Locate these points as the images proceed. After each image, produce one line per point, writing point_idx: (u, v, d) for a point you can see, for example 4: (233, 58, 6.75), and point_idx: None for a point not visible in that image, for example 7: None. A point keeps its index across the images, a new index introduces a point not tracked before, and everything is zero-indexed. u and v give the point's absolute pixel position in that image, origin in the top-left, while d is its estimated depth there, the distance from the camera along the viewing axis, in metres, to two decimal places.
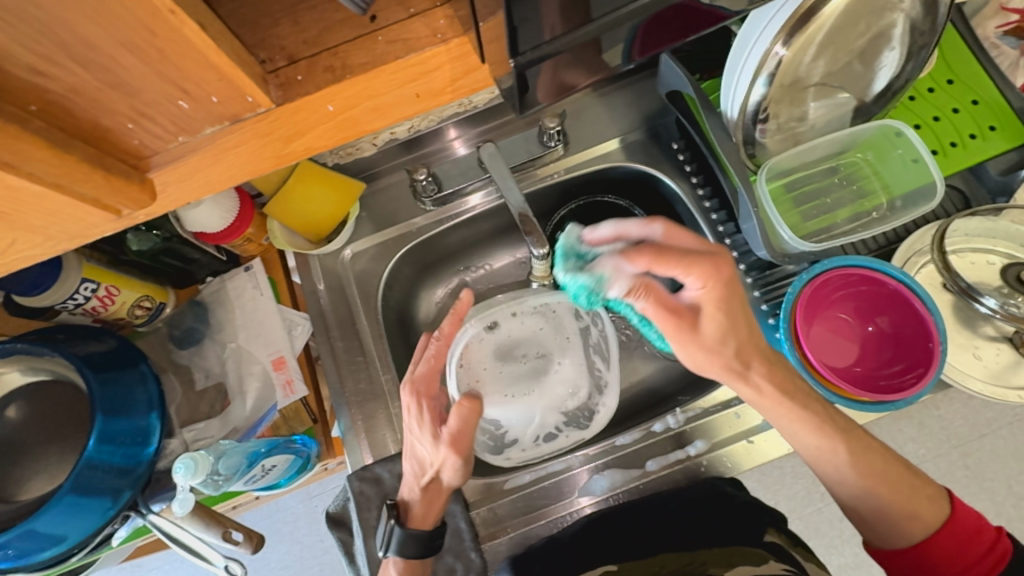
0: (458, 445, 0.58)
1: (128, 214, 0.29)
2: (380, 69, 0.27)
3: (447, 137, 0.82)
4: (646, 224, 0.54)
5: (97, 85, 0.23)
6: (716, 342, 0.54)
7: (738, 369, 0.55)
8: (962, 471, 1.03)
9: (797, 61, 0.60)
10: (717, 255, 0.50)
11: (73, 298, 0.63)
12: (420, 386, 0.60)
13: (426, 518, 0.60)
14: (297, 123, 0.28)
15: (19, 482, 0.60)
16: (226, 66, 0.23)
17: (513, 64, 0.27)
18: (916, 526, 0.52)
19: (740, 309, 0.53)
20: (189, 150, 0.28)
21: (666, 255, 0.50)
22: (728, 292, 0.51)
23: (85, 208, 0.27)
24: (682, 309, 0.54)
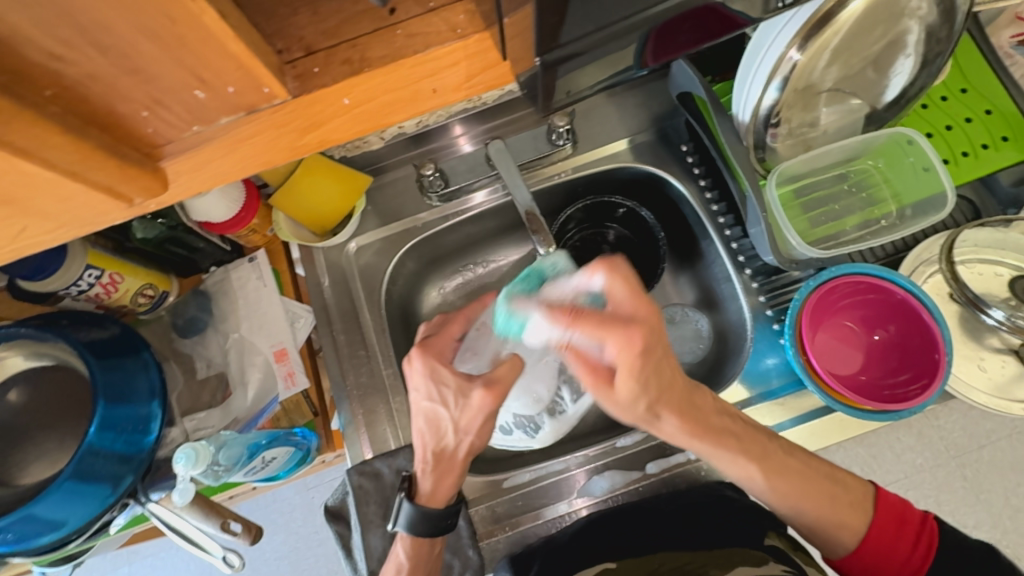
0: (492, 393, 0.54)
1: (140, 203, 0.29)
2: (398, 63, 0.26)
3: (453, 134, 0.82)
4: (590, 275, 0.51)
5: (114, 72, 0.23)
6: (630, 402, 0.50)
7: (648, 419, 0.52)
8: (960, 482, 1.03)
9: (811, 66, 0.60)
10: (635, 323, 0.46)
11: (77, 284, 0.62)
12: (431, 349, 0.58)
13: (436, 496, 0.58)
14: (312, 115, 0.27)
15: (19, 467, 0.60)
16: (244, 56, 0.23)
17: (539, 60, 0.27)
18: (847, 533, 0.55)
19: (655, 372, 0.48)
20: (204, 140, 0.28)
21: (581, 316, 0.47)
22: (643, 361, 0.46)
23: (99, 196, 0.27)
24: (603, 375, 0.49)
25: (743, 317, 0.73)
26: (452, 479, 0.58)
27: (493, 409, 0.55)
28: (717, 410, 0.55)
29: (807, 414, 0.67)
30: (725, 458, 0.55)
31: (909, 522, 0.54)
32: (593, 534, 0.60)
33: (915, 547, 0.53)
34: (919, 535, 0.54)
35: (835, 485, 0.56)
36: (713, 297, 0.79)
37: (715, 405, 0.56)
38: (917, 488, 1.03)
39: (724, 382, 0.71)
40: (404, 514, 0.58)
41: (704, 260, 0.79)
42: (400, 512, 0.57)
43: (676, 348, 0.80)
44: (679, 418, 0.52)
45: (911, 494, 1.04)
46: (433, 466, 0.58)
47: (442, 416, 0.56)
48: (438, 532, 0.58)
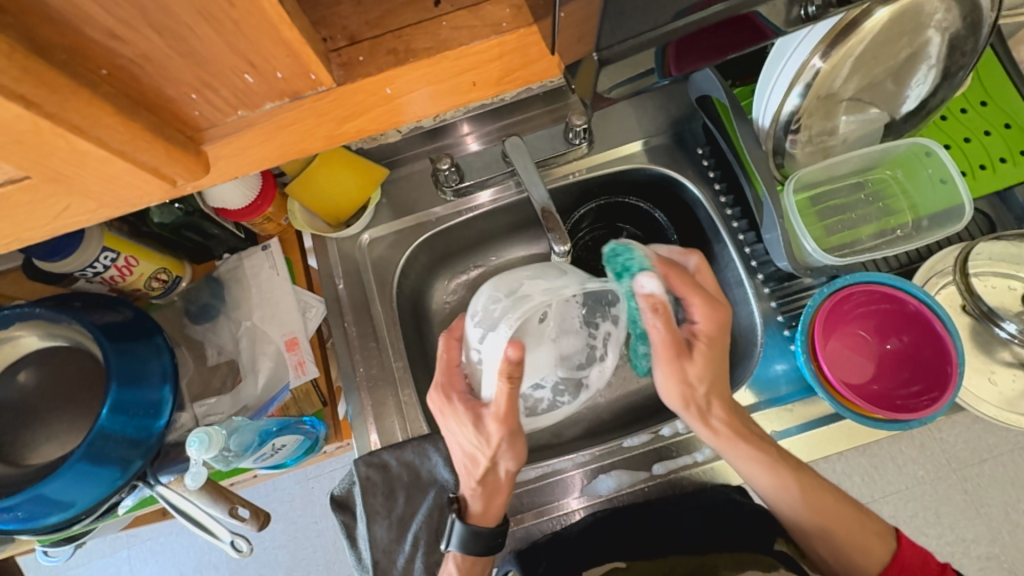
0: (503, 424, 0.54)
1: (179, 185, 0.29)
2: (442, 55, 0.26)
3: (460, 133, 0.82)
4: (659, 265, 0.56)
5: (169, 54, 0.23)
6: (693, 384, 0.56)
7: (699, 407, 0.58)
8: (960, 495, 1.03)
9: (833, 74, 0.59)
10: (721, 305, 0.56)
11: (93, 266, 0.63)
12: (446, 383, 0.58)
13: (487, 515, 0.60)
14: (354, 104, 0.28)
15: (31, 446, 0.60)
16: (296, 42, 0.23)
17: (596, 56, 0.29)
18: (871, 561, 0.56)
19: (719, 360, 0.57)
20: (246, 125, 0.28)
21: (678, 276, 0.56)
22: (721, 332, 0.56)
23: (143, 177, 0.27)
24: (676, 346, 0.54)
25: (754, 322, 0.73)
26: (501, 498, 0.61)
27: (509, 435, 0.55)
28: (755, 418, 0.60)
29: (816, 421, 0.67)
30: (745, 464, 0.58)
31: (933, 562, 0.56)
32: (594, 535, 0.60)
33: None
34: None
35: (861, 513, 0.59)
36: None
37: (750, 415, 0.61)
38: (917, 499, 1.03)
39: (733, 387, 0.71)
40: (455, 534, 0.59)
41: (716, 264, 0.79)
42: (451, 532, 0.59)
43: None
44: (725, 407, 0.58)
45: (910, 506, 1.04)
46: (485, 488, 0.60)
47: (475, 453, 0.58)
48: (488, 553, 0.60)
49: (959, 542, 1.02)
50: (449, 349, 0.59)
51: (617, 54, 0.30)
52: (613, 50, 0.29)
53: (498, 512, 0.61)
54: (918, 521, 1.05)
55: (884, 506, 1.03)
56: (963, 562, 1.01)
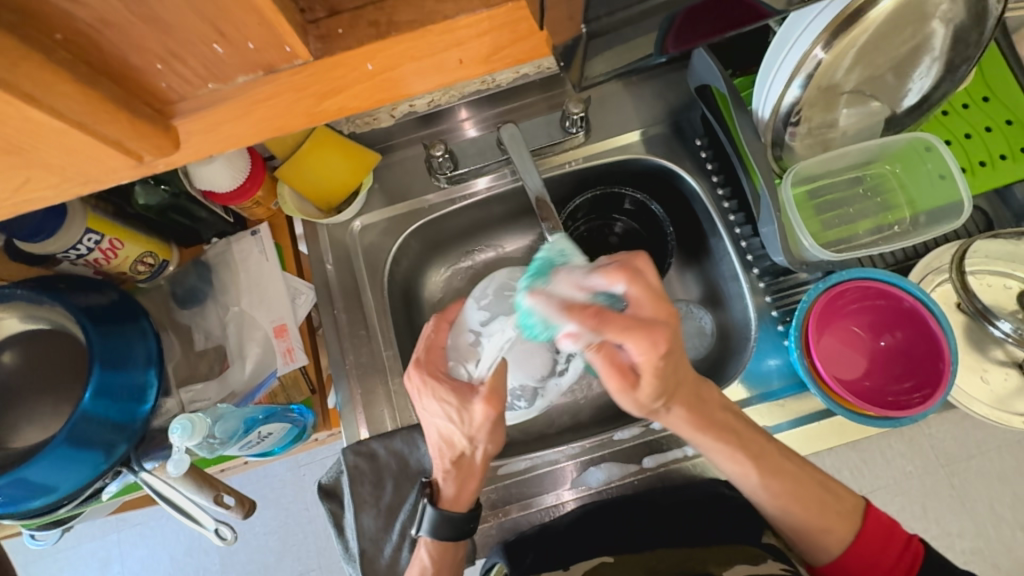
0: (491, 404, 0.57)
1: (149, 162, 0.28)
2: (426, 29, 0.25)
3: (460, 117, 0.81)
4: (610, 279, 0.48)
5: (131, 18, 0.21)
6: (648, 400, 0.52)
7: (659, 411, 0.55)
8: (948, 491, 1.04)
9: (834, 66, 0.58)
10: (659, 326, 0.47)
11: (76, 248, 0.62)
12: (427, 364, 0.59)
13: (459, 500, 0.61)
14: (334, 80, 0.26)
15: (12, 429, 0.59)
16: (267, 10, 0.22)
17: (584, 29, 0.28)
18: (832, 540, 0.57)
19: (669, 376, 0.51)
20: (219, 99, 0.27)
21: (610, 319, 0.46)
22: (664, 359, 0.48)
23: (109, 151, 0.26)
24: (628, 374, 0.50)
25: (748, 316, 0.73)
26: (474, 484, 0.61)
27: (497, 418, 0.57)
28: (721, 406, 0.58)
29: (807, 416, 0.67)
30: (721, 452, 0.58)
31: (896, 538, 0.56)
32: (585, 527, 0.60)
33: (901, 558, 0.55)
34: (904, 549, 0.55)
35: (826, 492, 0.58)
36: (719, 295, 0.79)
37: (720, 400, 0.59)
38: (905, 495, 1.04)
39: (725, 381, 0.71)
40: (427, 519, 0.60)
41: (712, 257, 0.78)
42: (425, 516, 0.60)
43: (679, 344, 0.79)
44: (686, 409, 0.56)
45: (897, 500, 1.05)
46: (455, 471, 0.60)
47: (453, 432, 0.59)
48: (457, 537, 0.60)
49: (944, 537, 1.03)
50: (438, 330, 0.61)
51: (606, 27, 0.29)
52: (605, 22, 0.28)
53: (471, 496, 0.62)
54: (904, 515, 1.05)
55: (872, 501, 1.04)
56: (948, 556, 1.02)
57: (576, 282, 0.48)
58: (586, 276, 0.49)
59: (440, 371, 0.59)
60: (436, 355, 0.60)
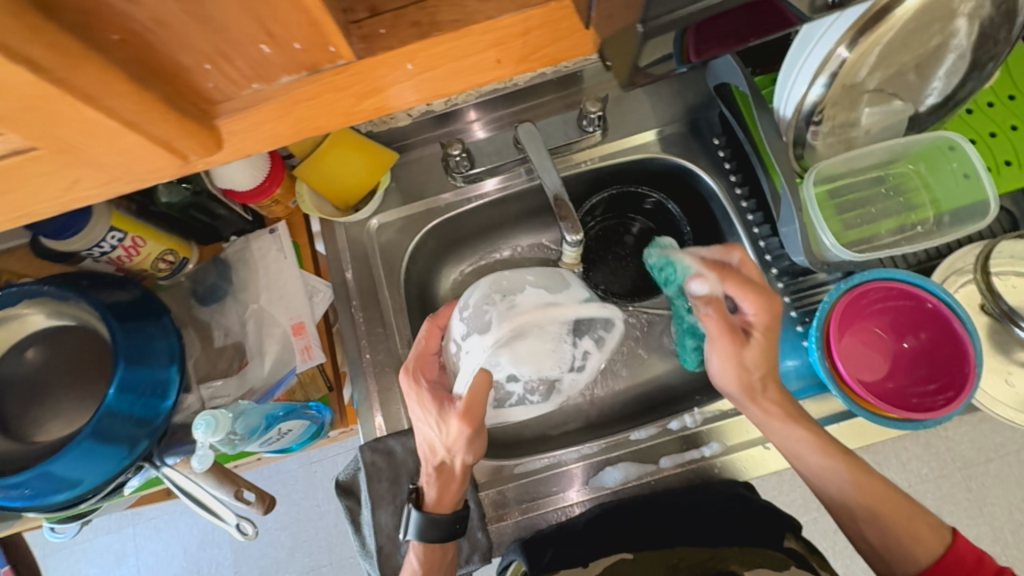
0: (467, 419, 0.56)
1: (193, 161, 0.28)
2: (467, 29, 0.25)
3: (467, 119, 0.81)
4: (727, 249, 0.62)
5: (183, 18, 0.22)
6: (750, 369, 0.60)
7: (754, 390, 0.60)
8: (964, 495, 1.03)
9: (860, 63, 0.57)
10: (769, 290, 0.58)
11: (100, 245, 0.62)
12: (414, 367, 0.61)
13: (442, 502, 0.60)
14: (375, 79, 0.26)
15: (38, 423, 0.60)
16: (316, 10, 0.22)
17: (640, 27, 0.25)
18: (918, 547, 0.55)
19: (776, 349, 0.59)
20: (262, 99, 0.27)
21: (728, 274, 0.59)
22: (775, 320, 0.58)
23: (153, 150, 0.26)
24: (738, 333, 0.59)
25: None
26: (456, 487, 0.61)
27: (473, 432, 0.57)
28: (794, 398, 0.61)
29: (827, 418, 0.67)
30: (790, 447, 0.59)
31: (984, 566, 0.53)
32: (602, 527, 0.60)
33: None
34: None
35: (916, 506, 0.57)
36: None
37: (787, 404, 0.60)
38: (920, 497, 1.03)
39: None
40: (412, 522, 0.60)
41: None
42: (408, 520, 0.60)
43: None
44: (778, 396, 0.60)
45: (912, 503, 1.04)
46: (438, 471, 0.60)
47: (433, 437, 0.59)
48: (452, 537, 0.60)
49: None
50: (429, 338, 0.63)
51: (662, 27, 0.26)
52: (661, 21, 0.25)
53: (456, 497, 0.61)
54: None
55: None
56: None
57: (698, 254, 0.64)
58: (716, 246, 0.64)
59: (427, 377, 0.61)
60: (427, 360, 0.62)
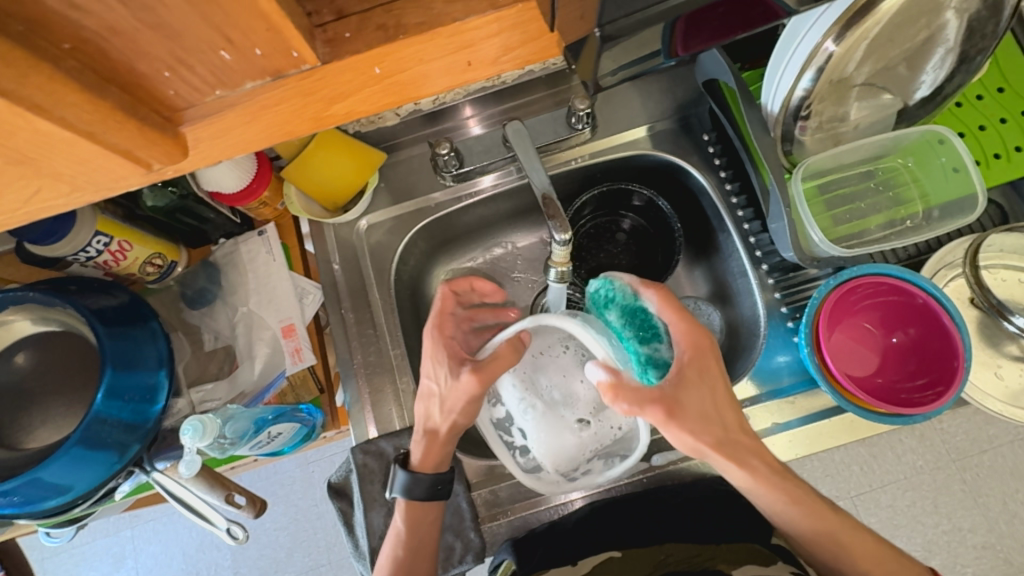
0: (479, 377, 0.56)
1: (158, 170, 0.28)
2: (435, 32, 0.25)
3: (463, 115, 0.80)
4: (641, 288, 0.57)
5: (137, 26, 0.21)
6: (698, 432, 0.52)
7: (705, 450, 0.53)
8: (959, 486, 1.03)
9: (847, 58, 0.57)
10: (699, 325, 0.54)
11: (86, 250, 0.62)
12: (442, 327, 0.62)
13: (427, 462, 0.61)
14: (342, 83, 0.26)
15: (27, 431, 0.60)
16: (274, 15, 0.22)
17: (600, 30, 0.29)
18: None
19: (710, 391, 0.53)
20: (226, 106, 0.26)
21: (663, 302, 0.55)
22: (704, 354, 0.54)
23: (115, 160, 0.26)
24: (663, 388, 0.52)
25: (757, 313, 0.72)
26: (439, 448, 0.61)
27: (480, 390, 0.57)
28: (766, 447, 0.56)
29: (817, 413, 0.67)
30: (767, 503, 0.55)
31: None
32: (592, 526, 0.60)
33: None
34: None
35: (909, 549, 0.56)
36: (727, 292, 0.78)
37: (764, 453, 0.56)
38: (915, 489, 1.04)
39: (734, 379, 0.70)
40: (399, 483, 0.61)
41: (720, 254, 0.78)
42: (395, 479, 0.60)
43: None
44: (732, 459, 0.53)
45: (908, 495, 1.04)
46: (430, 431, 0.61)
47: (434, 392, 0.61)
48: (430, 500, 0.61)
49: (955, 532, 1.02)
50: (447, 300, 0.63)
51: (622, 30, 0.29)
52: (619, 23, 0.29)
53: (445, 457, 0.62)
54: (915, 510, 1.04)
55: (882, 495, 1.04)
56: (959, 551, 1.02)
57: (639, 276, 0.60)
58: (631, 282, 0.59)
59: (449, 342, 0.61)
60: (447, 324, 0.62)
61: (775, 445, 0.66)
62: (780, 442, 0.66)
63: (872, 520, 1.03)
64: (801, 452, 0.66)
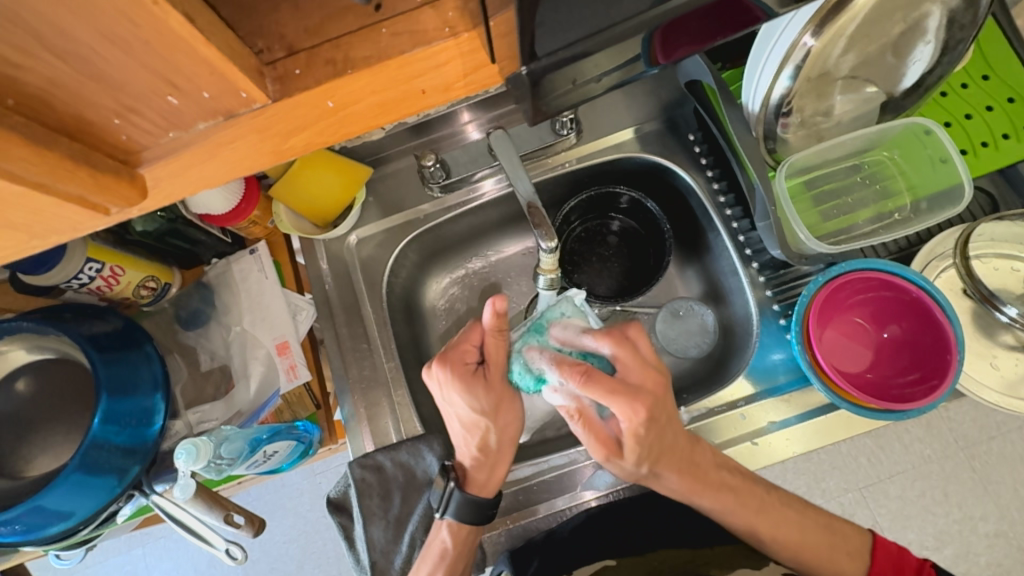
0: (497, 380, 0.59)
1: (117, 211, 0.29)
2: (383, 64, 0.25)
3: (461, 121, 0.80)
4: (599, 342, 0.55)
5: (78, 78, 0.22)
6: (634, 466, 0.55)
7: (647, 476, 0.57)
8: (968, 474, 1.02)
9: (827, 53, 0.56)
10: (642, 395, 0.51)
11: (78, 277, 0.62)
12: (449, 355, 0.58)
13: (487, 485, 0.61)
14: (296, 118, 0.26)
15: (27, 459, 0.61)
16: (216, 60, 0.22)
17: (526, 68, 0.27)
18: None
19: (662, 443, 0.54)
20: (181, 145, 0.27)
21: (595, 380, 0.51)
22: (647, 426, 0.51)
23: (70, 205, 0.26)
24: (612, 443, 0.54)
25: (749, 312, 0.72)
26: (500, 468, 0.61)
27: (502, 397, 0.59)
28: (716, 465, 0.59)
29: (814, 410, 0.66)
30: (720, 510, 0.58)
31: (908, 568, 0.56)
32: (590, 534, 0.61)
33: None
34: None
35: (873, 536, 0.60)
36: (719, 291, 0.78)
37: (715, 459, 0.60)
38: (925, 479, 1.02)
39: (728, 378, 0.70)
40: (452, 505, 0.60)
41: (711, 253, 0.78)
42: (449, 500, 0.59)
43: (682, 342, 0.78)
44: (677, 476, 0.57)
45: (917, 486, 1.03)
46: (486, 455, 0.60)
47: (471, 417, 0.59)
48: (479, 521, 0.60)
49: (966, 521, 1.01)
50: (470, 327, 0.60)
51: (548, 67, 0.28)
52: (542, 63, 0.27)
53: (498, 479, 0.61)
54: (925, 500, 1.03)
55: (890, 486, 1.03)
56: (970, 539, 1.01)
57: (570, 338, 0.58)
58: (585, 334, 0.57)
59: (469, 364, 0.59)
60: (463, 341, 0.59)
61: (771, 444, 0.66)
62: (777, 441, 0.66)
63: (881, 511, 1.02)
64: (799, 450, 0.65)
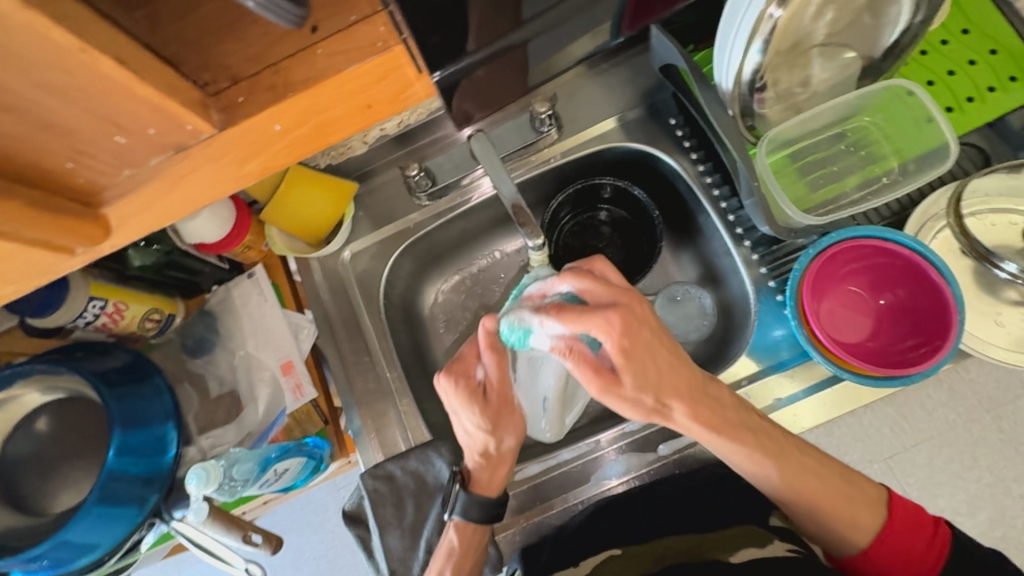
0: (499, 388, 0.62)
1: (85, 251, 0.30)
2: (322, 83, 0.26)
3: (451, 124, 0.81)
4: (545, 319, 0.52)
5: (30, 129, 0.23)
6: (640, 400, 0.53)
7: (655, 410, 0.53)
8: (997, 437, 0.98)
9: (797, 21, 0.56)
10: (617, 307, 0.50)
11: (82, 316, 0.64)
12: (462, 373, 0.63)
13: (492, 484, 0.63)
14: (249, 145, 0.27)
15: (50, 496, 0.63)
16: (155, 98, 0.23)
17: None
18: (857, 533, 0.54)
19: (652, 357, 0.52)
20: (140, 182, 0.28)
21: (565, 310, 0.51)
22: (631, 337, 0.50)
23: (42, 250, 0.27)
24: (605, 374, 0.52)
25: (746, 291, 0.71)
26: (503, 469, 0.64)
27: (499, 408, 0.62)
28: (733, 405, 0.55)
29: (820, 383, 0.65)
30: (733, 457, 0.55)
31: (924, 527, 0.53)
32: (595, 527, 0.61)
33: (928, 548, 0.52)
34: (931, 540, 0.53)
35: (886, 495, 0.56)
36: (715, 273, 0.77)
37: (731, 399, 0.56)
38: (952, 446, 0.99)
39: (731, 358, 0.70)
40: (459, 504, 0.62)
41: (702, 235, 0.77)
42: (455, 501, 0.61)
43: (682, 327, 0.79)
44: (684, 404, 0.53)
45: (944, 452, 0.99)
46: (488, 459, 0.63)
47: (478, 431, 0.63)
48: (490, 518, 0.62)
49: (999, 483, 0.98)
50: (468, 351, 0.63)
51: None
52: None
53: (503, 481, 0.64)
54: (954, 466, 0.99)
55: (917, 455, 0.99)
56: (1005, 502, 0.98)
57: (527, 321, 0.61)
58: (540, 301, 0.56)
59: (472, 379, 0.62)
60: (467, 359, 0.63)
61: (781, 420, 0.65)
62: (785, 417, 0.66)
63: (909, 482, 0.99)
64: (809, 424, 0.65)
